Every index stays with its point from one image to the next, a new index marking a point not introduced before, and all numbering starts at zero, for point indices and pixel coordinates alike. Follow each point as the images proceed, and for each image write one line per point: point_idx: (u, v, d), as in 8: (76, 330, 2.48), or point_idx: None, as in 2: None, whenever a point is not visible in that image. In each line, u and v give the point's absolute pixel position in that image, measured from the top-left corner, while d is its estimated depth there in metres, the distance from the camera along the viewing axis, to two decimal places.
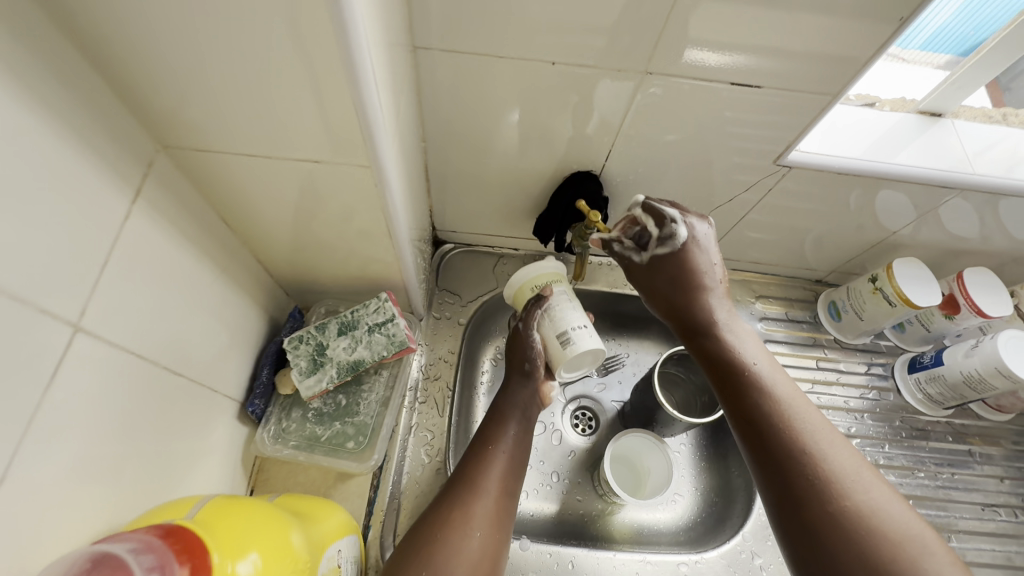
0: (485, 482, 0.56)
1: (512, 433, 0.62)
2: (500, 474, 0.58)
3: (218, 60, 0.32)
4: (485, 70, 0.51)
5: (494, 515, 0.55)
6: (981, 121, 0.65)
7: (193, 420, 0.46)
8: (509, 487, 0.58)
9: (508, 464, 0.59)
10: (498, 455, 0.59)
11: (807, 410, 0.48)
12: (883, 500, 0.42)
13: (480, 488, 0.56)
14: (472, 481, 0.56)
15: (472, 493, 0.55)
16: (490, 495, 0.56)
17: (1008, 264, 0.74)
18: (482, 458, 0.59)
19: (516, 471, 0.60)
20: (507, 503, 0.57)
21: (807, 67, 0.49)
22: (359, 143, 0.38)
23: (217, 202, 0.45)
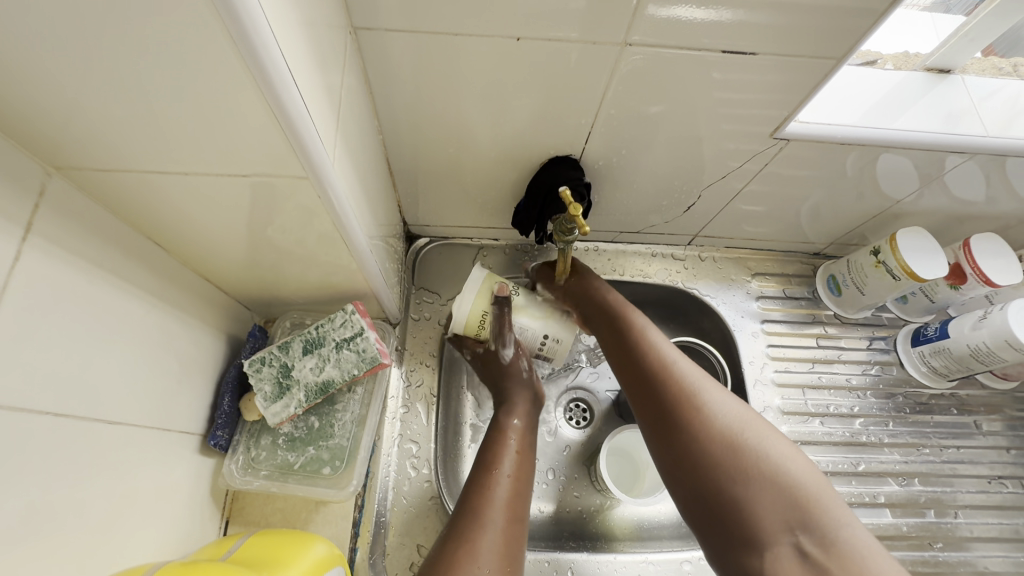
0: (490, 512, 0.47)
1: (514, 458, 0.53)
2: (506, 498, 0.49)
3: (102, 65, 0.27)
4: (436, 49, 0.45)
5: (505, 548, 0.45)
6: (991, 74, 0.60)
7: (141, 462, 0.42)
8: (519, 513, 0.49)
9: (515, 488, 0.50)
10: (503, 482, 0.50)
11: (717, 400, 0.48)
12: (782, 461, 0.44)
13: (486, 517, 0.47)
14: (475, 511, 0.47)
15: (475, 526, 0.46)
16: (498, 524, 0.47)
17: (1014, 226, 0.70)
18: (484, 484, 0.50)
19: (522, 492, 0.51)
20: (518, 533, 0.47)
21: (801, 26, 0.43)
22: (287, 151, 0.34)
23: (139, 221, 0.40)
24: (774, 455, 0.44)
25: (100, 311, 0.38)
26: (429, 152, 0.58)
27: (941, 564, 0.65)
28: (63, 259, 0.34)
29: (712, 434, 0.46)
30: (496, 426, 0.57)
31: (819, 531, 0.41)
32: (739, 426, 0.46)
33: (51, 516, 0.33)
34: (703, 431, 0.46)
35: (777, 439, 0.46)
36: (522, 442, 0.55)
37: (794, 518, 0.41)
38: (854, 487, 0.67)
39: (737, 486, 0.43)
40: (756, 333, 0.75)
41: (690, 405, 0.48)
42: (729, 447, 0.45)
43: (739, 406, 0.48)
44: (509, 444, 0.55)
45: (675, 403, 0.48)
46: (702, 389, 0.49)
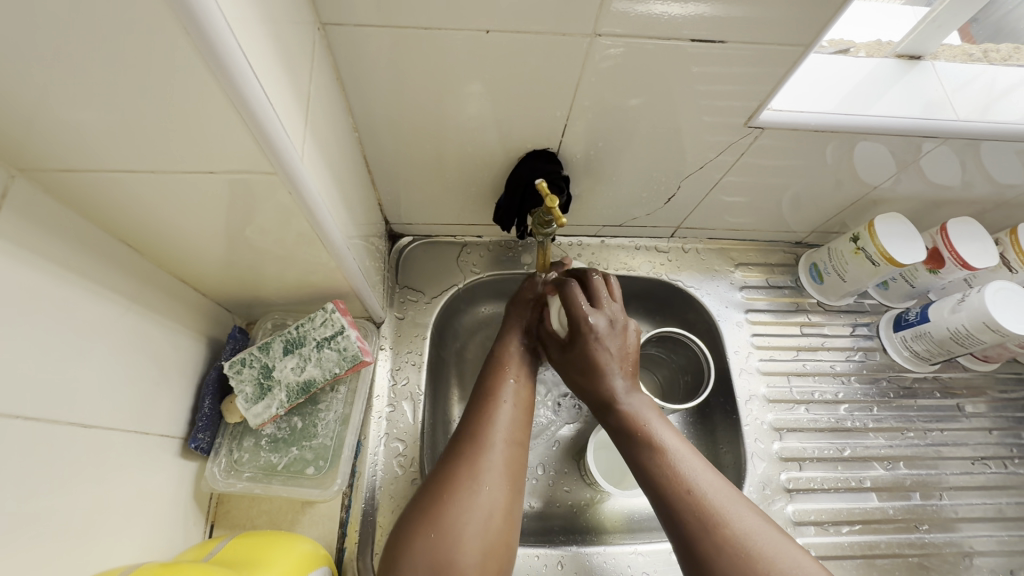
0: (492, 432, 0.51)
1: (514, 383, 0.56)
2: (508, 421, 0.53)
3: (57, 61, 0.27)
4: (407, 45, 0.45)
5: (506, 466, 0.49)
6: (961, 60, 0.61)
7: (120, 467, 0.42)
8: (519, 431, 0.53)
9: (516, 412, 0.54)
10: (504, 406, 0.54)
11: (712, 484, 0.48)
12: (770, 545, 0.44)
13: (488, 438, 0.51)
14: (476, 434, 0.51)
15: (477, 447, 0.50)
16: (499, 445, 0.50)
17: (991, 210, 0.71)
18: (485, 408, 0.53)
19: (524, 416, 0.54)
20: (520, 453, 0.52)
21: (769, 15, 0.44)
22: (254, 148, 0.34)
23: (110, 223, 0.40)
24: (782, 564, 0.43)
25: (71, 315, 0.37)
26: (407, 150, 0.58)
27: (928, 546, 0.65)
28: (30, 262, 0.34)
29: (726, 543, 0.44)
30: (495, 356, 0.60)
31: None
32: (750, 535, 0.45)
33: (26, 522, 0.33)
34: (727, 556, 0.44)
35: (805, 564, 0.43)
36: (522, 369, 0.59)
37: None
38: (840, 472, 0.68)
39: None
40: (740, 322, 0.75)
41: (703, 513, 0.46)
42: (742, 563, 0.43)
43: (749, 512, 0.46)
44: (508, 370, 0.58)
45: (694, 528, 0.46)
46: (713, 497, 0.47)
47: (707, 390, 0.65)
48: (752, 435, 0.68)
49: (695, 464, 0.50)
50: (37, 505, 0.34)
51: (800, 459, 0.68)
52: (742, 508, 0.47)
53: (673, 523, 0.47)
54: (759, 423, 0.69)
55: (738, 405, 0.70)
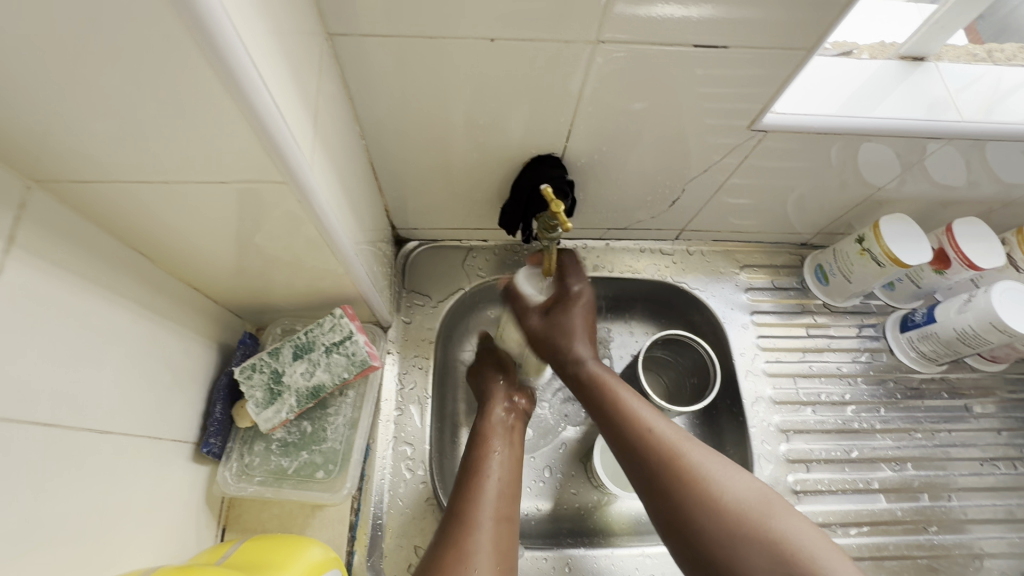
0: (477, 513, 0.49)
1: (498, 458, 0.55)
2: (493, 497, 0.51)
3: (75, 77, 0.27)
4: (413, 53, 0.45)
5: (496, 547, 0.47)
6: (965, 60, 0.61)
7: (134, 471, 0.42)
8: (506, 505, 0.51)
9: (501, 488, 0.52)
10: (488, 482, 0.52)
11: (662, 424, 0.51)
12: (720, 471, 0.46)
13: (473, 520, 0.48)
14: (460, 515, 0.49)
15: (461, 527, 0.48)
16: (486, 523, 0.48)
17: (997, 210, 0.71)
18: (468, 485, 0.52)
19: (511, 492, 0.53)
20: (508, 533, 0.49)
21: (771, 19, 0.44)
22: (264, 157, 0.34)
23: (124, 232, 0.41)
24: (763, 510, 0.43)
25: (87, 322, 0.38)
26: (413, 156, 0.58)
27: (937, 547, 0.65)
28: (48, 272, 0.35)
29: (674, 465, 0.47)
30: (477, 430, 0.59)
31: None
32: (725, 480, 0.46)
33: (44, 525, 0.34)
34: (685, 487, 0.46)
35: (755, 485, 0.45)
36: (507, 444, 0.57)
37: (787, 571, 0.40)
38: (848, 474, 0.68)
39: (732, 548, 0.42)
40: (745, 324, 0.75)
41: (680, 467, 0.47)
42: (723, 513, 0.44)
43: (721, 461, 0.48)
44: (490, 446, 0.56)
45: (674, 486, 0.46)
46: (688, 449, 0.48)
47: (713, 393, 0.66)
48: (758, 436, 0.68)
49: (664, 423, 0.51)
50: (56, 508, 0.35)
51: (807, 461, 0.68)
52: (715, 457, 0.48)
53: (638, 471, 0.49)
54: (766, 425, 0.69)
55: (744, 407, 0.70)
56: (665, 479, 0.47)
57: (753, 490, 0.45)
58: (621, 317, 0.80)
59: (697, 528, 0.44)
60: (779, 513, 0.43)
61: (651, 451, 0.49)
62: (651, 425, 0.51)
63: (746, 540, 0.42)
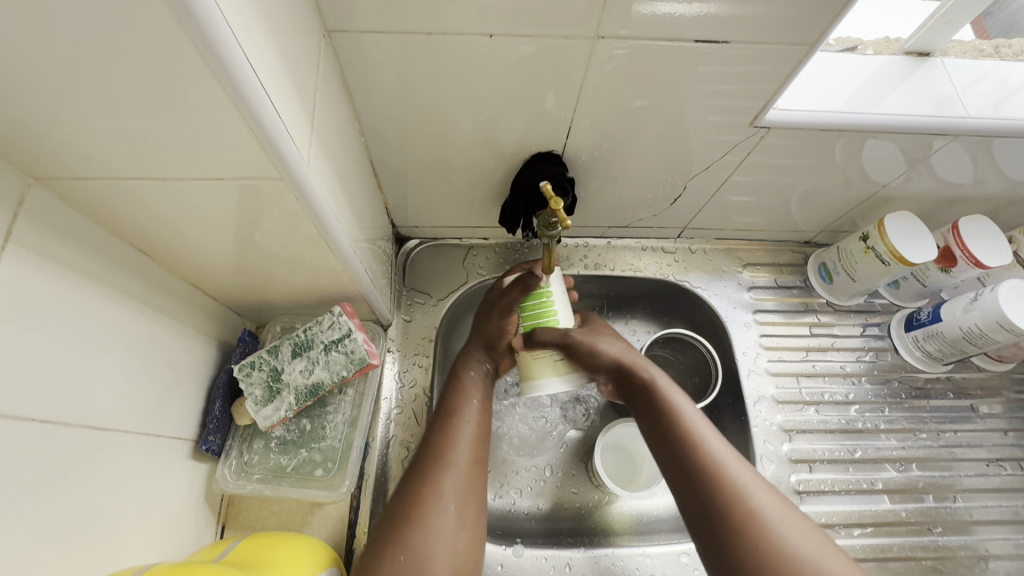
0: (452, 453, 0.51)
1: (476, 403, 0.56)
2: (469, 440, 0.53)
3: (71, 73, 0.27)
4: (410, 49, 0.45)
5: (468, 486, 0.50)
6: (972, 55, 0.60)
7: (133, 469, 0.42)
8: (480, 448, 0.53)
9: (476, 432, 0.54)
10: (465, 424, 0.54)
11: (726, 453, 0.49)
12: (788, 522, 0.44)
13: (450, 459, 0.50)
14: (439, 455, 0.50)
15: (438, 468, 0.49)
16: (461, 465, 0.50)
17: (1004, 208, 0.70)
18: (445, 429, 0.53)
19: (484, 435, 0.55)
20: (479, 472, 0.52)
21: (774, 14, 0.43)
22: (260, 154, 0.34)
23: (122, 229, 0.40)
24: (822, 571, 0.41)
25: (86, 321, 0.38)
26: (413, 153, 0.58)
27: (942, 549, 0.65)
28: (46, 269, 0.35)
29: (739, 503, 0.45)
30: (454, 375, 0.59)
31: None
32: (795, 538, 0.43)
33: (40, 523, 0.34)
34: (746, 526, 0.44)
35: (817, 540, 0.44)
36: (482, 389, 0.59)
37: None
38: (852, 474, 0.67)
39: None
40: (748, 323, 0.75)
41: (744, 511, 0.45)
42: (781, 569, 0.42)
43: (791, 512, 0.46)
44: (469, 393, 0.57)
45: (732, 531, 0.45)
46: (756, 492, 0.46)
47: (714, 391, 0.65)
48: (761, 436, 0.68)
49: (733, 457, 0.49)
50: (55, 505, 0.35)
51: (810, 461, 0.67)
52: (781, 504, 0.46)
53: (692, 495, 0.48)
54: (768, 424, 0.69)
55: (746, 407, 0.70)
56: (721, 514, 0.46)
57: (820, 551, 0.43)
58: (623, 316, 0.80)
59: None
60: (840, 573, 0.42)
61: (713, 487, 0.47)
62: (720, 459, 0.49)
63: None
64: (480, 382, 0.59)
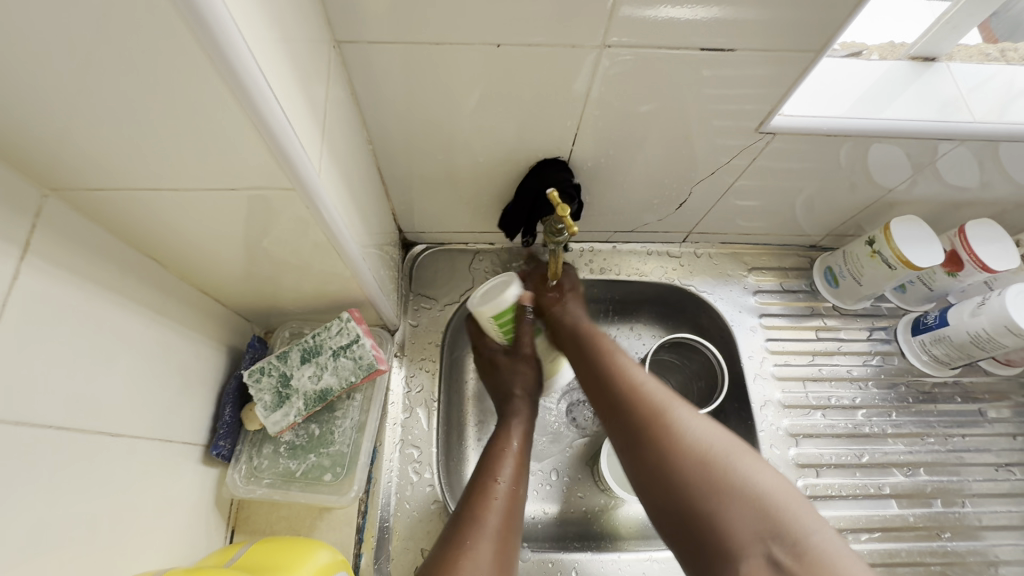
0: (489, 519, 0.48)
1: (513, 468, 0.54)
2: (505, 506, 0.50)
3: (89, 88, 0.28)
4: (418, 58, 0.46)
5: (502, 553, 0.46)
6: (978, 60, 0.60)
7: (145, 473, 0.43)
8: (515, 515, 0.50)
9: (513, 498, 0.51)
10: (501, 488, 0.51)
11: (643, 379, 0.53)
12: (699, 428, 0.47)
13: (484, 525, 0.47)
14: (473, 519, 0.48)
15: (474, 534, 0.46)
16: (494, 532, 0.47)
17: (1011, 211, 0.70)
18: (483, 493, 0.51)
19: (520, 504, 0.52)
20: (513, 541, 0.48)
21: (779, 21, 0.44)
22: (272, 164, 0.35)
23: (135, 237, 0.41)
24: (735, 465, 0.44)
25: (100, 328, 0.39)
26: (420, 160, 0.58)
27: (950, 554, 0.64)
28: (62, 278, 0.35)
29: (653, 419, 0.49)
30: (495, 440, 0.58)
31: (792, 542, 0.39)
32: (701, 436, 0.46)
33: (56, 529, 0.34)
34: (661, 438, 0.47)
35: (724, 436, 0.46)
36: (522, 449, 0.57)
37: (764, 529, 0.40)
38: (859, 479, 0.67)
39: (702, 504, 0.43)
40: (754, 327, 0.75)
41: (657, 425, 0.48)
42: (703, 471, 0.44)
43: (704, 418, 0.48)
44: (507, 456, 0.55)
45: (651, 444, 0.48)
46: (672, 405, 0.49)
47: (720, 395, 0.66)
48: (767, 441, 0.68)
49: (653, 383, 0.53)
50: (72, 509, 0.36)
51: (817, 466, 0.67)
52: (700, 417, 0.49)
53: (618, 422, 0.51)
54: (774, 429, 0.69)
55: (752, 411, 0.70)
56: (642, 433, 0.49)
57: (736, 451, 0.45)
58: (628, 320, 0.80)
59: (675, 490, 0.44)
60: (748, 464, 0.44)
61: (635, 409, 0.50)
62: (639, 385, 0.52)
63: (714, 505, 0.42)
64: (522, 450, 0.57)
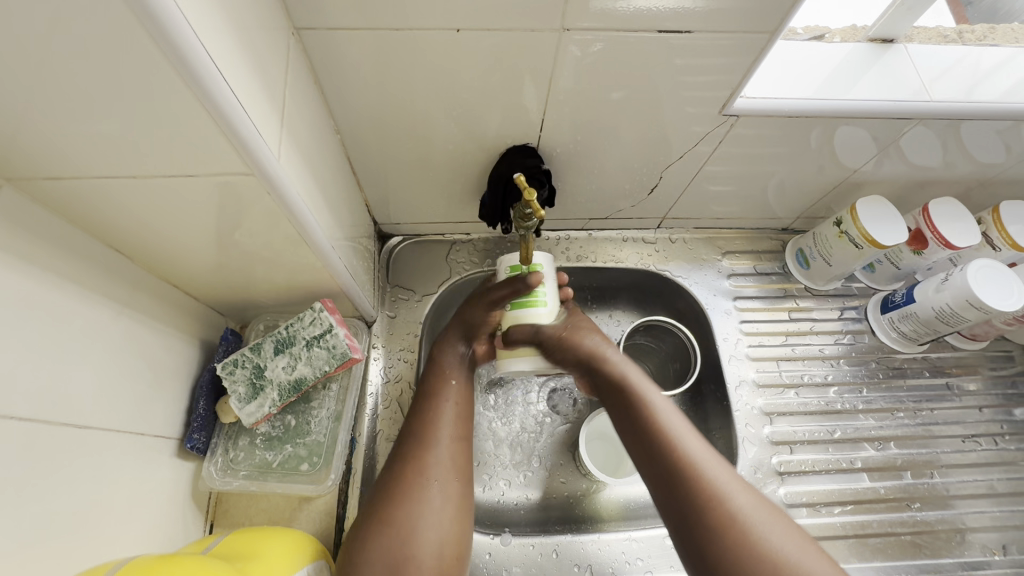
0: (438, 430, 0.53)
1: (457, 382, 0.58)
2: (451, 417, 0.55)
3: (37, 74, 0.28)
4: (381, 45, 0.46)
5: (454, 460, 0.52)
6: (937, 41, 0.62)
7: (116, 467, 0.42)
8: (462, 427, 0.55)
9: (460, 409, 0.56)
10: (448, 402, 0.56)
11: (709, 456, 0.50)
12: (776, 533, 0.44)
13: (432, 437, 0.52)
14: (421, 432, 0.53)
15: (425, 444, 0.52)
16: (443, 442, 0.53)
17: (974, 190, 0.72)
18: (427, 410, 0.55)
19: (468, 412, 0.57)
20: (464, 448, 0.54)
21: (736, 4, 0.44)
22: (228, 151, 0.35)
23: (98, 230, 0.41)
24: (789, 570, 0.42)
25: (65, 320, 0.39)
26: (390, 150, 0.59)
27: (920, 524, 0.66)
28: (21, 269, 0.35)
29: (725, 512, 0.45)
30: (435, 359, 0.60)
31: None
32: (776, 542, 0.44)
33: (23, 523, 0.34)
34: (736, 536, 0.44)
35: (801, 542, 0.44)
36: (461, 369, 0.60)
37: None
38: (832, 454, 0.69)
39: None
40: (728, 310, 0.76)
41: (725, 518, 0.45)
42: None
43: (781, 520, 0.46)
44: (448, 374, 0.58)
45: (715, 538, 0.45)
46: (735, 493, 0.47)
47: (694, 376, 0.67)
48: (742, 420, 0.69)
49: (711, 458, 0.50)
50: (38, 503, 0.35)
51: (791, 443, 0.68)
52: (762, 507, 0.47)
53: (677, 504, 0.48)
54: (749, 408, 0.70)
55: (728, 392, 0.71)
56: (709, 523, 0.45)
57: (799, 552, 0.43)
58: (606, 307, 0.81)
59: None
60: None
61: (695, 492, 0.47)
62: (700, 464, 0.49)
63: None
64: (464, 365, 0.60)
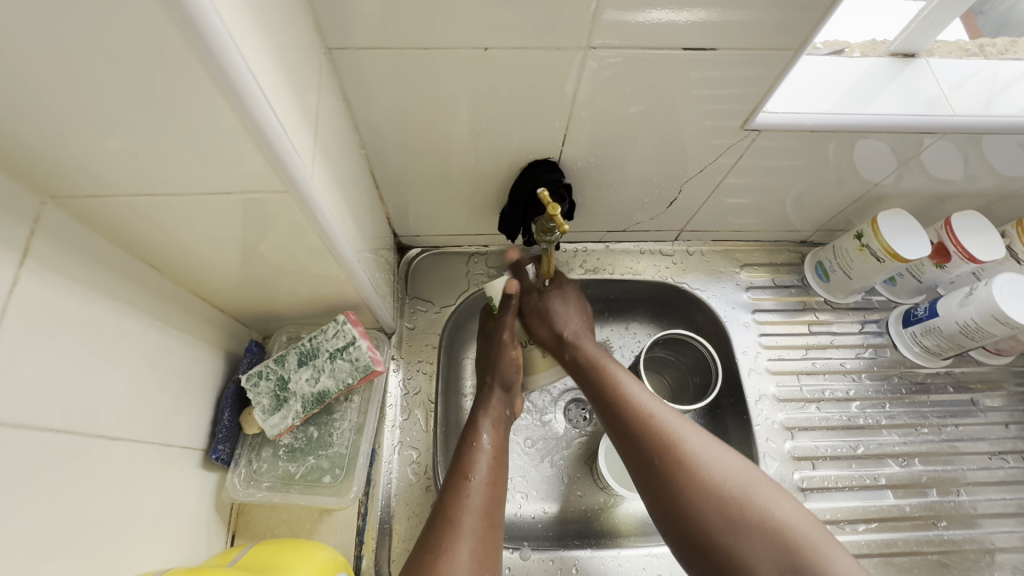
0: (465, 518, 0.49)
1: (488, 463, 0.55)
2: (482, 504, 0.51)
3: (86, 95, 0.29)
4: (408, 64, 0.47)
5: (482, 553, 0.48)
6: (958, 56, 0.62)
7: (144, 478, 0.43)
8: (492, 508, 0.52)
9: (491, 494, 0.52)
10: (476, 483, 0.53)
11: (655, 403, 0.54)
12: (718, 462, 0.49)
13: (461, 525, 0.49)
14: (449, 519, 0.49)
15: (453, 533, 0.48)
16: (473, 531, 0.49)
17: (996, 203, 0.71)
18: (458, 491, 0.52)
19: (497, 498, 0.53)
20: (493, 538, 0.50)
21: (760, 22, 0.45)
22: (266, 168, 0.35)
23: (133, 245, 0.42)
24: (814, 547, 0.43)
25: (101, 333, 0.40)
26: (413, 165, 0.59)
27: (946, 543, 0.65)
28: (62, 284, 0.36)
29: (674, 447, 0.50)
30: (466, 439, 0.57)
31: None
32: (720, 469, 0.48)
33: (54, 534, 0.35)
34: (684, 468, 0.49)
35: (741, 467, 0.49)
36: (495, 444, 0.58)
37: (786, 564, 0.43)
38: (854, 470, 0.68)
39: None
40: (747, 324, 0.75)
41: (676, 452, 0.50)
42: (726, 508, 0.46)
43: (721, 449, 0.50)
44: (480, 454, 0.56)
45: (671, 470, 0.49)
46: (685, 435, 0.51)
47: (713, 390, 0.66)
48: (762, 434, 0.69)
49: (663, 410, 0.54)
50: (71, 514, 0.36)
51: (813, 458, 0.68)
52: (708, 443, 0.51)
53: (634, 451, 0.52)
54: (770, 423, 0.69)
55: (748, 406, 0.70)
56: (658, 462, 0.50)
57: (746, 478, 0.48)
58: (623, 320, 0.81)
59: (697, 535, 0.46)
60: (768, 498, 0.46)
61: (651, 439, 0.51)
62: (652, 411, 0.53)
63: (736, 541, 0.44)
64: (496, 443, 0.58)
